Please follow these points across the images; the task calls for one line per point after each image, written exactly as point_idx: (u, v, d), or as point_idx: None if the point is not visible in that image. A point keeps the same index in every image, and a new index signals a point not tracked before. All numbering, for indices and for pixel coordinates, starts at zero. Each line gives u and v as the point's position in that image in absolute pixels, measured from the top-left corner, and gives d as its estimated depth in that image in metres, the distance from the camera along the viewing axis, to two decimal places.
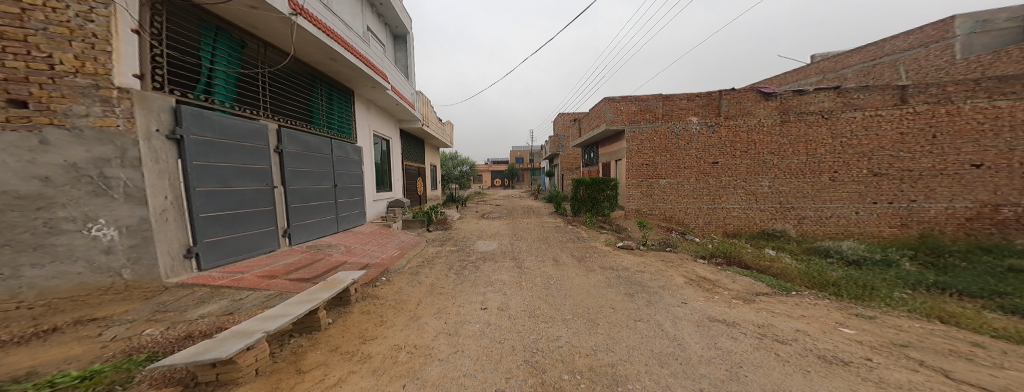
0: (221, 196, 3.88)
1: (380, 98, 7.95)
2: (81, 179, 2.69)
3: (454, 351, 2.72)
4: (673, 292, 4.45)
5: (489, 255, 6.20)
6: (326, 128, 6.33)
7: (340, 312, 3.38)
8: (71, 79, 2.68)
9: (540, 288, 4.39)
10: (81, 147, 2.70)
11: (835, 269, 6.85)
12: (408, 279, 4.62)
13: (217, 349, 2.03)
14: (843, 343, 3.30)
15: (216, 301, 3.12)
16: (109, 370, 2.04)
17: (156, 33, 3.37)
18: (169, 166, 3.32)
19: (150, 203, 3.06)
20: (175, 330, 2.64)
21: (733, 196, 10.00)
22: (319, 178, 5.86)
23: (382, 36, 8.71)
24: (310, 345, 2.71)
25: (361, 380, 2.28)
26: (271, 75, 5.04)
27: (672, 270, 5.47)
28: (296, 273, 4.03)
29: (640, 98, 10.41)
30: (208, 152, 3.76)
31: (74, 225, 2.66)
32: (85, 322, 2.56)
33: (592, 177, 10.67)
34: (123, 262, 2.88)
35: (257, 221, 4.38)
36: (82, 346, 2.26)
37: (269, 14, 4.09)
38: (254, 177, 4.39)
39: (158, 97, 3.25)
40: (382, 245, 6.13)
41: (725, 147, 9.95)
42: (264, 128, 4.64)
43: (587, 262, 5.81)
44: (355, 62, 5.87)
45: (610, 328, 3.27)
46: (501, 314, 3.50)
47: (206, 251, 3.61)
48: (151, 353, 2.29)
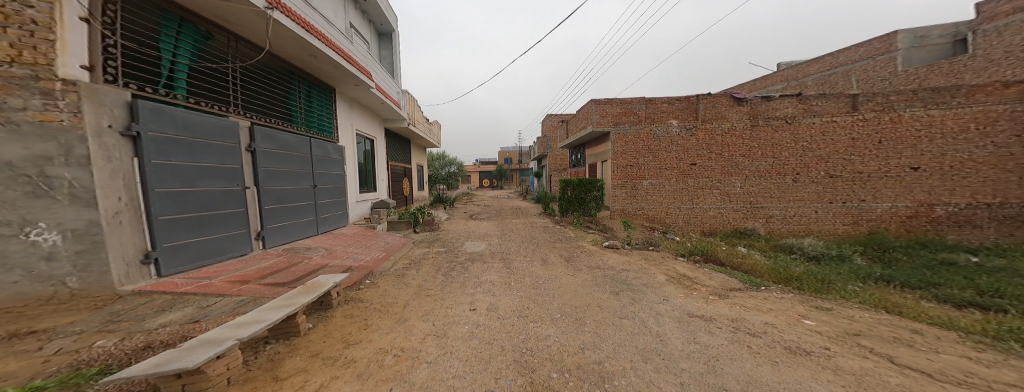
0: (185, 199, 3.57)
1: (362, 96, 7.62)
2: (18, 179, 2.38)
3: (443, 352, 2.67)
4: (656, 290, 4.60)
5: (477, 256, 6.14)
6: (305, 126, 5.99)
7: (322, 316, 3.21)
8: (5, 69, 2.35)
9: (528, 287, 4.41)
10: (18, 144, 2.38)
11: (799, 264, 7.36)
12: (393, 281, 4.49)
13: (183, 359, 1.87)
14: (805, 334, 3.54)
15: (180, 308, 2.90)
16: (53, 386, 1.84)
17: (110, 22, 3.03)
18: (124, 166, 3.01)
19: (101, 205, 2.78)
20: (133, 341, 2.40)
21: (709, 196, 10.47)
22: (296, 178, 5.53)
23: (366, 34, 8.36)
24: (288, 351, 2.56)
25: (345, 386, 2.19)
26: (244, 70, 4.70)
27: (655, 269, 5.64)
28: (272, 277, 3.80)
29: (624, 101, 10.66)
30: (170, 150, 3.45)
31: (9, 230, 2.34)
32: (25, 333, 2.26)
33: (579, 178, 10.85)
34: (68, 269, 2.59)
35: (225, 224, 4.08)
36: (19, 362, 2.00)
37: (242, 7, 3.78)
38: (223, 177, 4.09)
39: (111, 90, 2.94)
40: (364, 247, 5.91)
41: (702, 149, 10.38)
42: (235, 126, 4.32)
43: (574, 261, 5.88)
44: (337, 60, 5.57)
45: (597, 326, 3.33)
46: (489, 314, 3.46)
47: (167, 256, 3.32)
48: (105, 366, 2.08)
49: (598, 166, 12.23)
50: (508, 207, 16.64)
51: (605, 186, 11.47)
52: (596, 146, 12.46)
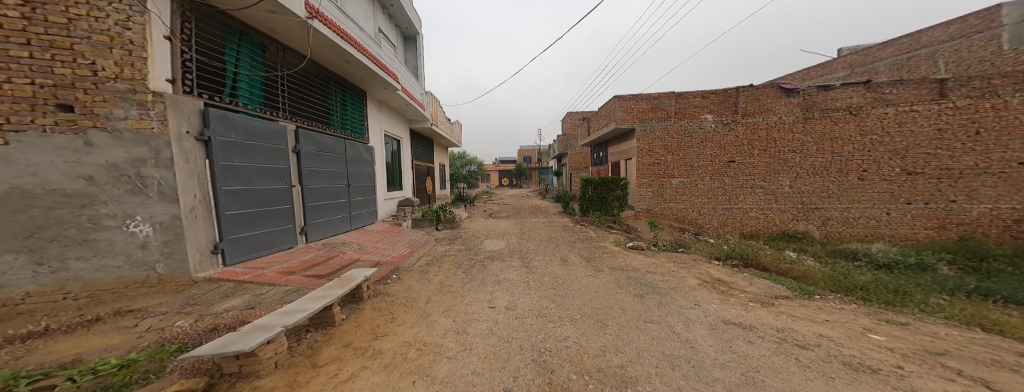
0: (244, 195, 4.06)
1: (391, 98, 8.17)
2: (121, 178, 2.92)
3: (463, 348, 2.77)
4: (685, 294, 4.28)
5: (496, 255, 6.22)
6: (341, 128, 6.53)
7: (353, 308, 3.47)
8: (112, 84, 2.92)
9: (547, 287, 4.39)
10: (121, 149, 2.93)
11: (863, 272, 6.48)
12: (417, 277, 4.70)
13: (240, 342, 2.16)
14: (870, 350, 3.13)
15: (239, 296, 3.29)
16: (145, 359, 2.24)
17: (186, 38, 3.58)
18: (198, 166, 3.51)
19: (181, 201, 3.26)
20: (203, 322, 2.79)
21: (751, 196, 9.67)
22: (333, 178, 6.02)
23: (393, 38, 8.95)
24: (325, 340, 2.81)
25: (372, 376, 2.37)
26: (290, 77, 5.28)
27: (685, 272, 5.29)
28: (312, 269, 4.19)
29: (651, 96, 10.24)
30: (233, 153, 3.95)
31: (115, 222, 2.89)
32: (124, 313, 2.79)
33: (601, 177, 10.60)
34: (157, 256, 3.10)
35: (277, 220, 4.57)
36: (121, 336, 2.45)
37: (286, 18, 4.28)
38: (274, 177, 4.58)
39: (189, 100, 3.46)
40: (393, 244, 6.27)
41: (742, 145, 9.64)
42: (282, 129, 4.81)
43: (596, 262, 5.75)
44: (368, 64, 6.06)
45: (620, 329, 3.19)
46: (508, 313, 3.49)
47: (231, 247, 3.80)
48: (182, 344, 2.45)
49: (622, 164, 11.85)
50: (528, 206, 16.73)
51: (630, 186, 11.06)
52: (619, 143, 12.09)
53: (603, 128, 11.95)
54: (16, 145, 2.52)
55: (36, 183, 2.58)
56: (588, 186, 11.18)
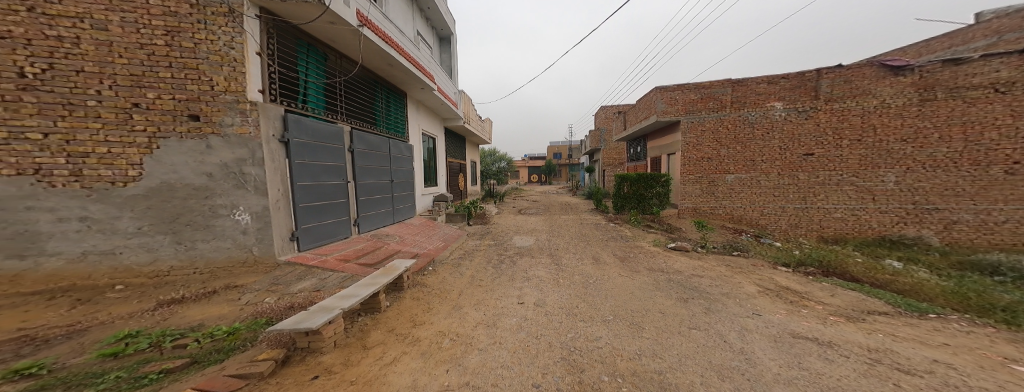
0: (313, 189, 4.67)
1: (427, 97, 8.79)
2: (229, 175, 3.69)
3: (493, 342, 2.87)
4: (741, 301, 3.76)
5: (525, 251, 6.22)
6: (385, 128, 7.15)
7: (395, 296, 3.82)
8: (222, 97, 3.67)
9: (578, 285, 4.28)
10: (229, 150, 3.70)
11: (1008, 290, 5.00)
12: (450, 270, 4.95)
13: (309, 320, 2.56)
14: (1013, 384, 2.41)
15: (309, 279, 3.86)
16: (245, 328, 2.83)
17: (270, 53, 4.17)
18: (279, 164, 4.09)
19: (269, 195, 3.88)
20: (283, 300, 3.33)
21: (833, 195, 8.31)
22: (381, 175, 6.56)
23: (428, 39, 9.62)
24: (373, 324, 3.15)
25: (411, 361, 2.61)
26: (346, 82, 5.83)
27: (741, 278, 4.66)
28: (364, 257, 4.74)
29: (702, 85, 9.36)
30: (306, 153, 4.53)
31: (225, 211, 3.69)
32: (231, 287, 3.51)
33: (638, 173, 9.87)
34: (253, 241, 3.83)
35: (337, 212, 5.13)
36: (230, 308, 3.10)
37: (342, 27, 4.69)
38: (335, 174, 5.14)
39: (274, 107, 4.06)
40: (429, 237, 6.69)
41: (825, 136, 8.34)
42: (340, 131, 5.31)
43: (633, 262, 5.39)
44: (408, 67, 6.52)
45: (658, 333, 2.98)
46: (537, 310, 3.49)
47: (303, 236, 4.41)
48: (269, 318, 3.00)
49: (665, 159, 11.05)
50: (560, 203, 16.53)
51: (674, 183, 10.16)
52: (661, 136, 11.29)
53: (643, 121, 11.20)
54: (163, 147, 3.45)
55: (176, 179, 3.50)
56: (624, 182, 10.38)
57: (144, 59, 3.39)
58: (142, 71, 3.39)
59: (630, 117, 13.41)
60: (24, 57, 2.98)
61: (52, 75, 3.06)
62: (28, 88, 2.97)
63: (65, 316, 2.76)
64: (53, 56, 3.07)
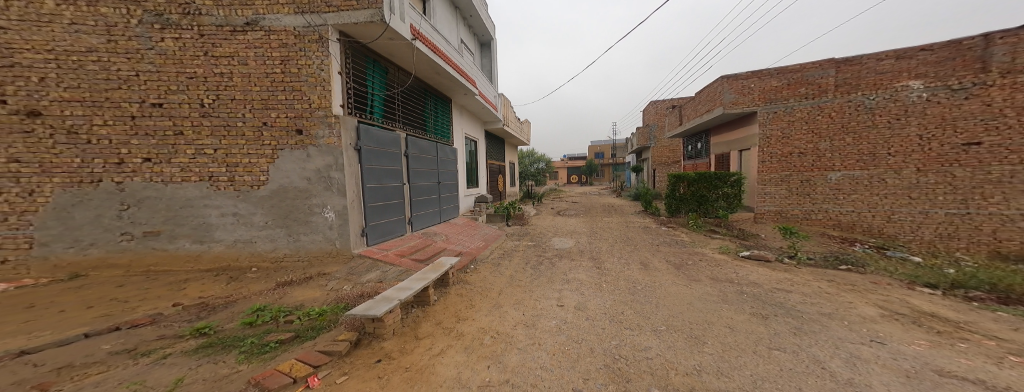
0: (377, 191, 5.32)
1: (469, 102, 9.25)
2: (321, 179, 4.54)
3: (532, 342, 2.86)
4: (849, 323, 2.92)
5: (565, 253, 6.02)
6: (433, 133, 7.65)
7: (442, 292, 4.10)
8: (317, 113, 4.49)
9: (624, 290, 3.97)
10: (320, 158, 4.53)
11: None
12: (490, 269, 5.09)
13: (374, 308, 3.00)
14: None
15: (374, 271, 4.47)
16: (330, 311, 3.45)
17: (345, 71, 4.81)
18: (354, 169, 4.83)
19: (347, 195, 4.65)
20: (355, 289, 3.92)
21: (1016, 197, 6.39)
22: (429, 177, 7.10)
23: (470, 46, 10.28)
24: (423, 316, 3.46)
25: (455, 354, 2.78)
26: (402, 93, 6.36)
27: (848, 295, 3.65)
28: (416, 253, 5.29)
29: (789, 70, 8.41)
30: (372, 158, 5.19)
31: (318, 209, 4.58)
32: (320, 275, 4.29)
33: (699, 172, 8.93)
34: (336, 236, 4.64)
35: (395, 211, 5.73)
36: (320, 293, 3.80)
37: (399, 42, 5.18)
38: (394, 176, 5.75)
39: (350, 118, 4.77)
40: (470, 236, 7.05)
41: (1004, 119, 6.39)
42: (397, 137, 5.89)
43: (690, 269, 4.76)
44: (452, 73, 6.94)
45: (724, 349, 2.53)
46: (577, 313, 3.32)
47: (370, 232, 5.13)
48: (346, 303, 3.60)
49: (734, 155, 10.38)
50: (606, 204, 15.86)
51: (750, 182, 9.52)
52: (731, 131, 10.60)
53: (705, 114, 10.68)
54: (281, 157, 4.47)
55: (288, 183, 4.50)
56: (679, 182, 9.55)
57: (270, 85, 4.41)
58: (269, 95, 4.42)
59: (687, 113, 12.75)
60: (204, 91, 4.25)
61: (218, 104, 4.29)
62: (206, 114, 4.27)
63: (224, 290, 3.83)
64: (218, 89, 4.29)
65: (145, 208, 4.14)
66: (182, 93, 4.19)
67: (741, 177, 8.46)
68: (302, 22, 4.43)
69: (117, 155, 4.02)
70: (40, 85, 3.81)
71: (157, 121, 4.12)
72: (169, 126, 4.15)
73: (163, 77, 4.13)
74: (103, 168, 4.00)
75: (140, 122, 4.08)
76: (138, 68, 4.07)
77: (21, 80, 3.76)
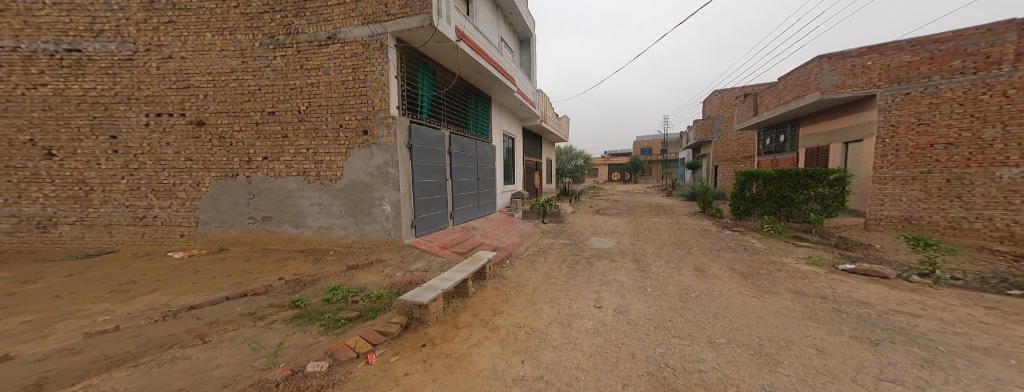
0: (424, 185, 5.78)
1: (508, 100, 9.40)
2: (381, 174, 5.17)
3: (567, 341, 2.72)
4: (1018, 360, 2.08)
5: (603, 254, 5.79)
6: (473, 130, 7.96)
7: (480, 284, 4.21)
8: (378, 115, 5.10)
9: (678, 299, 3.50)
10: (381, 155, 5.14)
11: None
12: (526, 265, 5.07)
13: (421, 295, 3.23)
14: None
15: (421, 261, 4.86)
16: (387, 295, 3.86)
17: (401, 75, 5.35)
18: (406, 165, 5.37)
19: (400, 188, 5.19)
20: (405, 277, 4.30)
21: None
22: (470, 173, 7.43)
23: (510, 43, 10.53)
24: (462, 307, 3.60)
25: (491, 346, 2.81)
26: (447, 93, 6.78)
27: (1008, 323, 2.67)
28: (456, 246, 5.64)
29: (928, 40, 6.85)
30: (421, 155, 5.68)
31: (378, 202, 5.20)
32: (377, 261, 4.84)
33: (782, 169, 7.91)
34: (391, 226, 5.22)
35: (439, 205, 6.16)
36: (379, 278, 4.29)
37: (445, 45, 5.57)
38: (438, 172, 6.18)
39: (402, 119, 5.28)
40: (506, 232, 7.18)
41: None
42: (442, 136, 6.32)
43: (758, 281, 4.00)
44: (494, 72, 7.18)
45: (808, 372, 2.01)
46: (618, 317, 3.09)
47: (419, 224, 5.63)
48: (398, 289, 3.98)
49: (834, 148, 8.83)
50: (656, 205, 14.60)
51: (858, 181, 8.01)
52: (829, 120, 9.15)
53: (795, 100, 9.45)
54: (351, 155, 5.20)
55: (357, 178, 5.22)
56: (753, 180, 8.78)
57: (345, 92, 5.15)
58: (343, 102, 5.16)
59: (769, 102, 11.38)
60: (302, 100, 5.22)
61: (310, 110, 5.21)
62: (302, 120, 5.24)
63: (311, 268, 4.66)
64: (311, 98, 5.21)
65: (264, 197, 5.32)
66: (288, 102, 5.22)
67: (844, 175, 7.00)
68: (367, 32, 5.04)
69: (247, 154, 5.28)
70: (205, 101, 5.24)
71: (270, 126, 5.24)
72: (278, 131, 5.25)
73: (277, 90, 5.22)
74: (240, 166, 5.30)
75: (261, 128, 5.24)
76: (261, 83, 5.21)
77: (194, 98, 5.22)
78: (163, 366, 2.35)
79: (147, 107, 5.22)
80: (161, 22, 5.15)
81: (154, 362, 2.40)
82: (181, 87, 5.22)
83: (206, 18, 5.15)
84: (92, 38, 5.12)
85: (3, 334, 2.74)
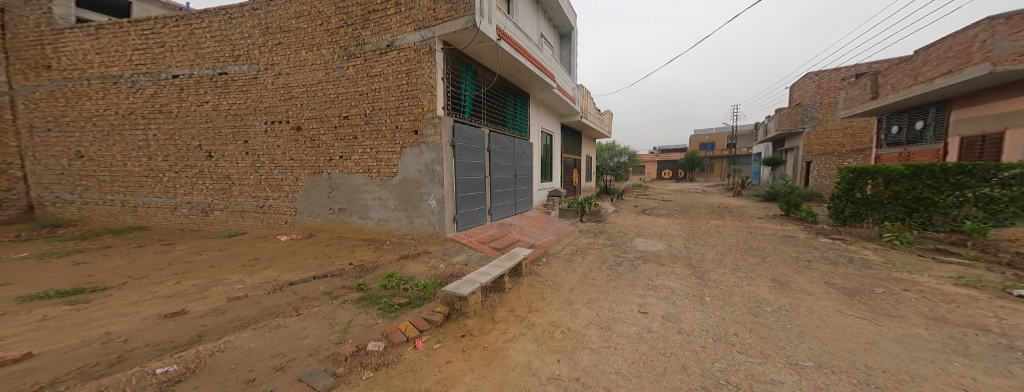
0: (465, 182, 5.99)
1: (547, 96, 9.24)
2: (429, 172, 5.51)
3: (607, 345, 2.51)
4: None
5: (650, 257, 5.33)
6: (512, 128, 8.01)
7: (516, 281, 4.18)
8: (427, 116, 5.46)
9: (747, 314, 2.96)
10: (428, 153, 5.49)
11: None
12: (562, 264, 4.91)
13: (462, 288, 3.31)
14: None
15: (460, 254, 5.07)
16: (432, 286, 4.07)
17: (446, 77, 5.63)
18: (450, 162, 5.63)
19: (444, 184, 5.46)
20: (446, 269, 4.50)
21: None
22: (508, 170, 7.50)
23: (550, 38, 10.37)
24: (499, 301, 3.61)
25: (526, 343, 2.74)
26: (487, 92, 6.95)
27: None
28: (493, 242, 5.78)
29: None
30: (463, 153, 5.91)
31: (426, 197, 5.55)
32: (424, 252, 5.17)
33: (919, 163, 6.22)
34: (436, 220, 5.54)
35: (478, 201, 6.34)
36: (425, 269, 4.56)
37: (487, 44, 5.74)
38: (478, 169, 6.36)
39: (447, 119, 5.55)
40: (543, 230, 7.07)
41: None
42: (482, 134, 6.48)
43: (856, 302, 3.17)
44: (533, 69, 7.14)
45: None
46: (667, 325, 2.76)
47: (461, 220, 5.85)
48: (442, 281, 4.17)
49: (1013, 134, 6.64)
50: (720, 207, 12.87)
51: None
52: (1000, 99, 6.98)
53: (943, 77, 7.40)
54: (405, 153, 5.67)
55: (410, 176, 5.65)
56: (868, 178, 7.12)
57: (402, 96, 5.63)
58: (400, 105, 5.64)
59: (896, 83, 9.13)
60: (369, 105, 5.85)
61: (376, 114, 5.82)
62: (369, 122, 5.88)
63: (372, 255, 5.21)
64: (376, 103, 5.80)
65: (342, 191, 6.13)
66: (358, 107, 5.93)
67: None
68: (418, 37, 5.44)
69: (330, 155, 6.15)
70: (302, 110, 6.27)
71: (345, 129, 6.03)
72: (352, 133, 6.00)
73: (351, 97, 5.96)
74: (327, 165, 6.19)
75: (341, 131, 6.05)
76: (339, 91, 6.02)
77: (295, 107, 6.29)
78: (273, 331, 2.84)
79: (267, 116, 6.48)
80: (274, 44, 6.34)
81: (267, 327, 2.93)
82: (286, 99, 6.35)
83: (302, 37, 6.16)
84: (235, 62, 6.58)
85: (184, 293, 3.69)
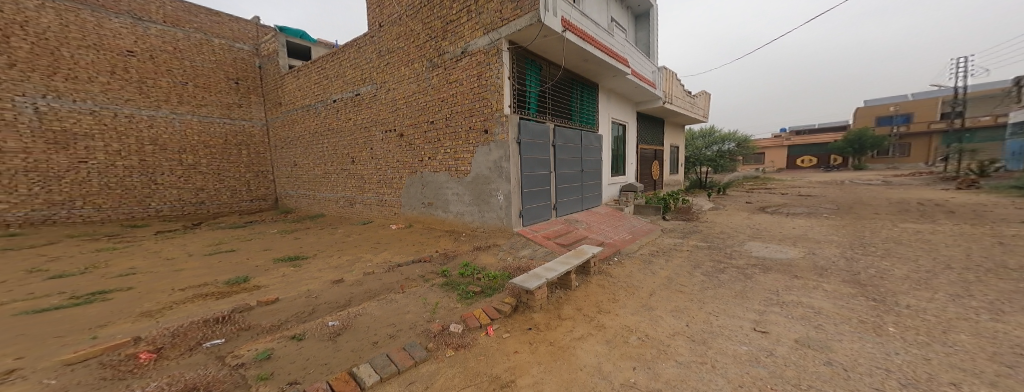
0: (531, 178, 5.94)
1: (620, 84, 8.41)
2: (496, 169, 5.65)
3: (700, 360, 2.05)
4: None
5: (769, 265, 4.19)
6: (579, 121, 7.58)
7: (585, 279, 3.89)
8: (494, 115, 5.59)
9: (945, 353, 1.99)
10: (496, 151, 5.62)
11: None
12: (639, 265, 4.34)
13: (528, 281, 3.23)
14: None
15: (527, 248, 5.04)
16: (501, 277, 4.14)
17: (511, 75, 5.64)
18: (517, 159, 5.65)
19: (511, 181, 5.51)
20: (514, 263, 4.54)
21: None
22: (575, 165, 7.14)
23: (621, 21, 9.41)
24: (565, 298, 3.42)
25: (596, 344, 2.48)
26: (552, 86, 6.72)
27: None
28: (560, 238, 5.58)
29: None
30: (528, 149, 5.85)
31: (495, 193, 5.72)
32: (494, 245, 5.34)
33: None
34: (502, 215, 5.67)
35: (543, 197, 6.22)
36: (496, 261, 4.69)
37: (552, 37, 5.50)
38: (543, 165, 6.23)
39: (513, 116, 5.57)
40: (614, 227, 6.45)
41: None
42: (547, 129, 6.30)
43: None
44: (603, 57, 6.53)
45: None
46: (797, 350, 2.08)
47: (526, 215, 5.85)
48: (510, 273, 4.21)
49: None
50: (895, 204, 9.25)
51: None
52: None
53: None
54: (477, 152, 5.94)
55: (484, 173, 5.86)
56: None
57: (475, 98, 5.89)
58: (473, 106, 5.93)
59: None
60: (451, 108, 6.32)
61: (455, 116, 6.26)
62: (451, 124, 6.36)
63: (452, 245, 5.66)
64: (457, 107, 6.21)
65: (433, 188, 6.81)
66: (441, 112, 6.48)
67: None
68: (486, 41, 5.61)
69: (422, 156, 6.94)
70: (407, 117, 7.17)
71: (432, 133, 6.69)
72: (438, 136, 6.59)
73: (439, 102, 6.50)
74: (426, 164, 6.90)
75: (431, 134, 6.73)
76: (429, 98, 6.68)
77: (402, 116, 7.28)
78: (389, 303, 3.34)
79: (384, 127, 7.73)
80: (386, 63, 7.47)
81: (386, 299, 3.45)
82: (395, 110, 7.42)
83: (405, 53, 7.06)
84: (367, 84, 7.99)
85: (345, 265, 4.71)
